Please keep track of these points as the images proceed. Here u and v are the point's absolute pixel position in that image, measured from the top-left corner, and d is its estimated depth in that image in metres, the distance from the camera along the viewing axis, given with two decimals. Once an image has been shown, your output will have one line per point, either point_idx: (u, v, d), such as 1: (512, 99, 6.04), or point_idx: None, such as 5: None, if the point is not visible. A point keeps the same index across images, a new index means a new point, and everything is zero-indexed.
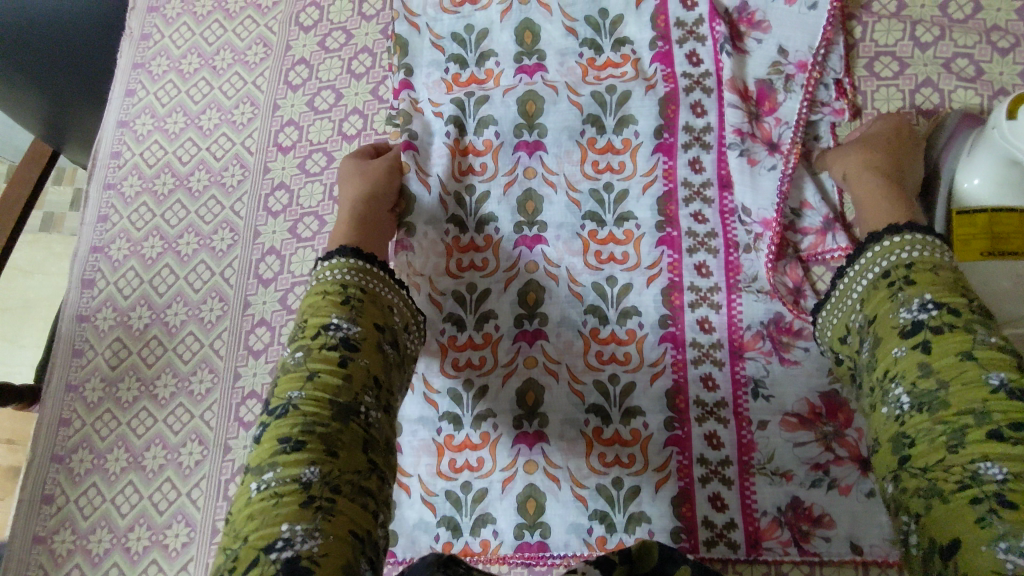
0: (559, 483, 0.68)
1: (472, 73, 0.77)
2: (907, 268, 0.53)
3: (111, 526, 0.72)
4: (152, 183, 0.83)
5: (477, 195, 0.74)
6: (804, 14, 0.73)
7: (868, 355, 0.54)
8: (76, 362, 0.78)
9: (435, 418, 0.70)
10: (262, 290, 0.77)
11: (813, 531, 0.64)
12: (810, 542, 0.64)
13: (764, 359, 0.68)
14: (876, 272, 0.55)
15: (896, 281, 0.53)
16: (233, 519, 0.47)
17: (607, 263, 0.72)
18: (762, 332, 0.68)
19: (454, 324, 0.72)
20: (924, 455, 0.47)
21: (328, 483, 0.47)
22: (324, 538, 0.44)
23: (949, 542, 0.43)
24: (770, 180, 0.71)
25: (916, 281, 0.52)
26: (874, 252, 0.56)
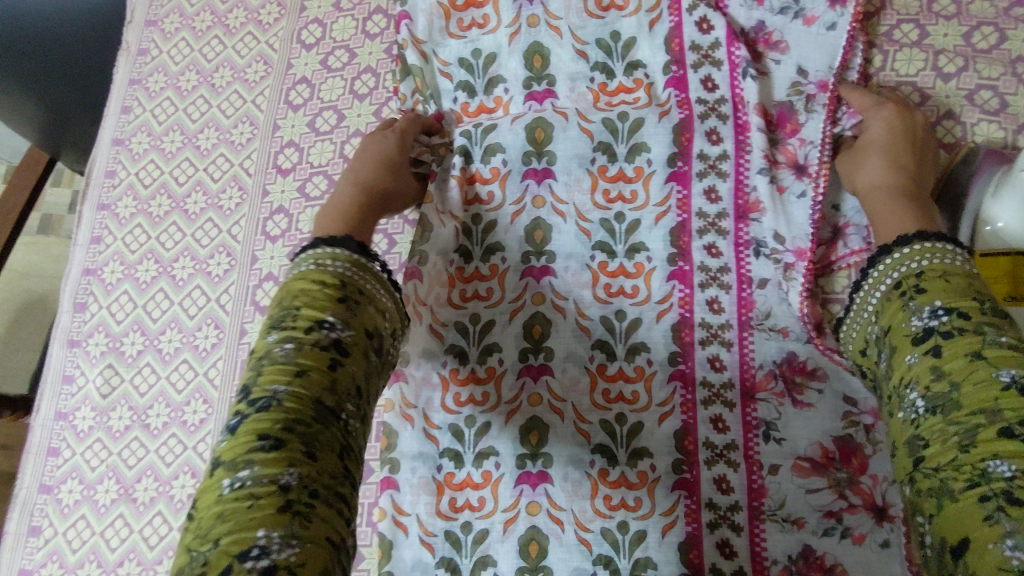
0: (562, 526, 0.62)
1: (481, 102, 0.74)
2: (918, 277, 0.50)
3: (99, 560, 0.70)
4: (147, 204, 0.81)
5: (485, 223, 0.71)
6: (822, 35, 0.70)
7: (885, 366, 0.50)
8: (66, 389, 0.76)
9: (435, 454, 0.65)
10: (258, 318, 0.74)
11: None
12: None
13: (777, 401, 0.63)
14: (888, 283, 0.52)
15: (907, 290, 0.50)
16: (196, 516, 0.42)
17: (616, 296, 0.67)
18: (775, 372, 0.64)
19: (455, 357, 0.67)
20: (938, 456, 0.43)
21: (306, 487, 0.42)
22: (302, 547, 0.40)
23: (959, 541, 0.40)
24: (801, 209, 0.67)
25: (927, 288, 0.49)
26: (884, 264, 0.52)
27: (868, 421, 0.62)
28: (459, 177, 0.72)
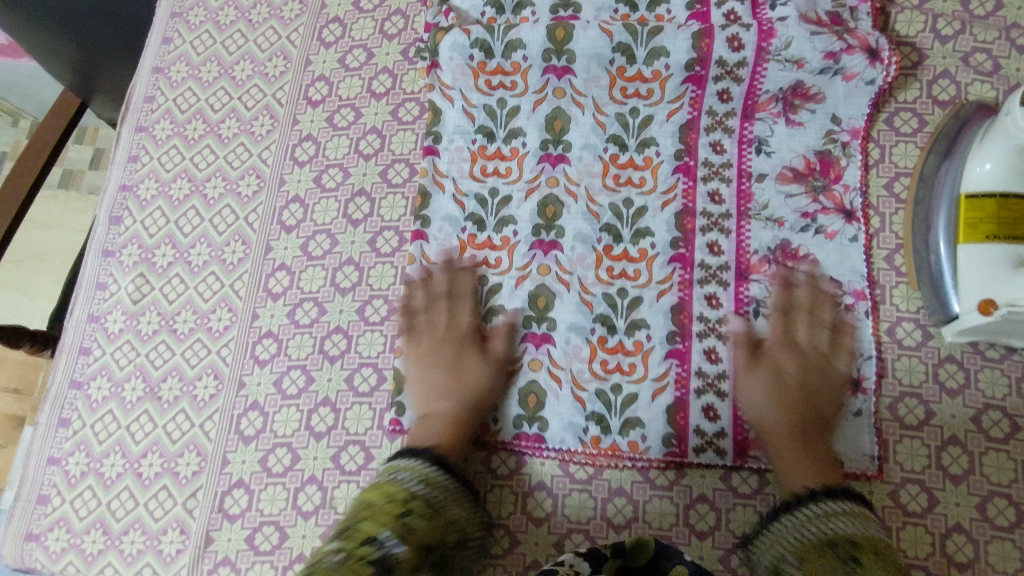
0: (560, 383, 0.71)
1: (508, 17, 0.79)
2: (848, 540, 0.55)
3: (124, 451, 0.75)
4: (183, 128, 0.86)
5: (508, 109, 0.78)
6: None
7: None
8: (99, 294, 0.81)
9: (450, 305, 0.74)
10: (284, 237, 0.80)
11: None
12: None
13: (769, 282, 0.72)
14: (809, 535, 0.58)
15: (841, 552, 0.55)
16: None
17: (624, 186, 0.76)
18: (768, 257, 0.72)
19: (474, 223, 0.76)
20: None
21: None
22: None
23: None
24: (815, 123, 0.75)
25: (861, 559, 0.53)
26: (809, 514, 0.59)
27: (850, 300, 0.71)
28: (476, 67, 0.78)
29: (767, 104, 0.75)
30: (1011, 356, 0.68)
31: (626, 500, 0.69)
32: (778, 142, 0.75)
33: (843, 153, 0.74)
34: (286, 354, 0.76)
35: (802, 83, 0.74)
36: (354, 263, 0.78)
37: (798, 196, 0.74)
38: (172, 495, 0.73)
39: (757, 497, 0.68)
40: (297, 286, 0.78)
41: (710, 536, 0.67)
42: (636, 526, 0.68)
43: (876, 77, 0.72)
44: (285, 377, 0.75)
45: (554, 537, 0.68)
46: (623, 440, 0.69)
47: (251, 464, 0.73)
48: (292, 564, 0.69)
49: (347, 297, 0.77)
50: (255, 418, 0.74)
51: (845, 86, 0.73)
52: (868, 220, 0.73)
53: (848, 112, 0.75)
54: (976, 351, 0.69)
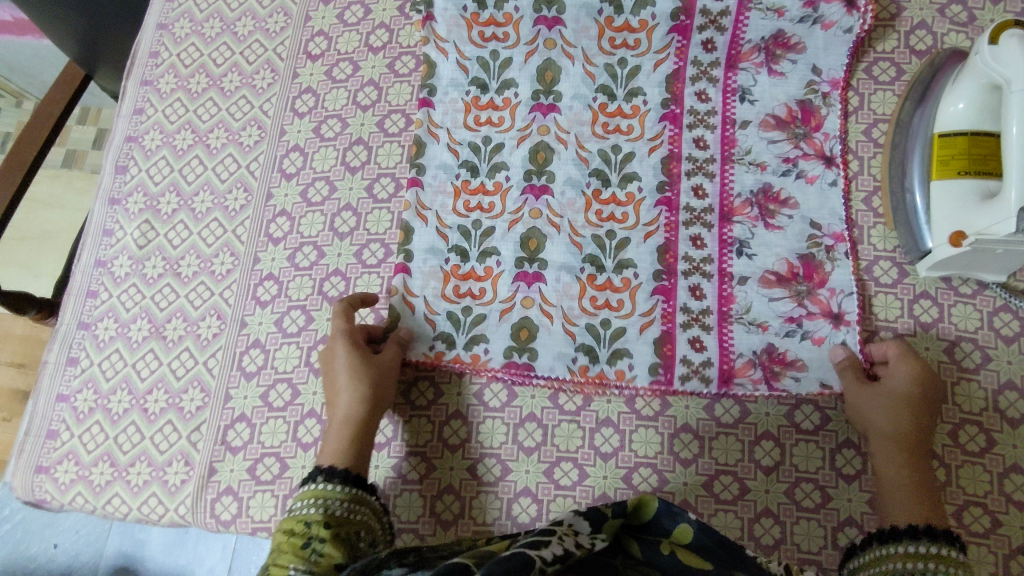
0: (551, 319, 0.74)
1: None
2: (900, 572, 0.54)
3: (131, 388, 0.78)
4: (187, 82, 0.88)
5: (501, 61, 0.81)
6: None
7: None
8: (106, 240, 0.84)
9: (444, 249, 0.77)
10: (284, 184, 0.82)
11: (784, 372, 0.70)
12: (780, 381, 0.70)
13: (752, 224, 0.74)
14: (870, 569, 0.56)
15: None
16: None
17: (613, 133, 0.78)
18: (751, 200, 0.75)
19: (468, 170, 0.79)
20: None
21: None
22: None
23: None
24: (796, 74, 0.77)
25: None
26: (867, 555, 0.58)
27: (830, 243, 0.73)
28: (469, 19, 0.81)
29: (750, 54, 0.78)
30: (982, 292, 0.71)
31: (613, 430, 0.71)
32: (760, 91, 0.78)
33: (824, 103, 0.77)
34: (287, 295, 0.79)
35: (783, 32, 0.77)
36: (352, 208, 0.81)
37: (780, 142, 0.76)
38: (177, 429, 0.76)
39: (739, 426, 0.70)
40: (296, 231, 0.80)
41: (693, 463, 0.70)
42: (623, 454, 0.71)
43: (853, 25, 0.75)
44: (285, 317, 0.78)
45: (544, 465, 0.71)
46: (611, 369, 0.72)
47: (253, 399, 0.76)
48: (292, 492, 0.72)
49: (346, 241, 0.80)
50: (256, 355, 0.77)
51: (824, 34, 0.76)
52: (847, 163, 0.76)
53: (828, 64, 0.77)
54: (949, 287, 0.72)
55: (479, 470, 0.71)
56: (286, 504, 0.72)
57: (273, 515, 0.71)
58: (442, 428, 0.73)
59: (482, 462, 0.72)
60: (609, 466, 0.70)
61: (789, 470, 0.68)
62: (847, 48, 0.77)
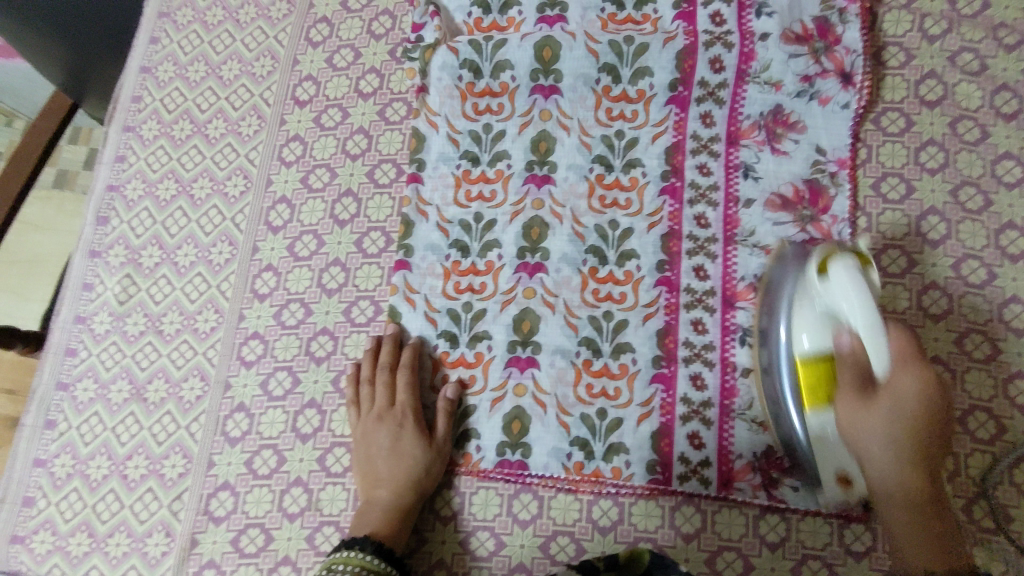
0: (545, 409, 0.71)
1: (494, 20, 0.81)
2: None
3: (110, 453, 0.75)
4: (170, 128, 0.85)
5: (493, 133, 0.78)
6: None
7: None
8: (86, 295, 0.81)
9: (433, 335, 0.74)
10: (270, 237, 0.79)
11: (783, 478, 0.67)
12: (779, 489, 0.67)
13: (755, 311, 0.71)
14: None
15: None
16: None
17: (610, 207, 0.75)
18: (754, 285, 0.72)
19: (458, 250, 0.76)
20: None
21: None
22: None
23: None
24: (800, 153, 0.74)
25: None
26: None
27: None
28: (464, 89, 0.79)
29: (750, 132, 0.75)
30: (997, 357, 0.68)
31: (612, 502, 0.68)
32: (764, 168, 0.74)
33: (832, 183, 0.73)
34: (272, 355, 0.75)
35: (782, 108, 0.75)
36: (340, 264, 0.77)
37: (786, 225, 0.73)
38: (158, 497, 0.72)
39: (743, 500, 0.67)
40: (283, 287, 0.77)
41: (695, 539, 0.67)
42: (623, 528, 0.68)
43: (850, 100, 0.74)
44: (271, 379, 0.75)
45: (539, 540, 0.68)
46: (607, 467, 0.69)
47: (237, 466, 0.72)
48: (277, 566, 0.69)
49: (333, 298, 0.76)
50: (241, 420, 0.74)
51: (822, 108, 0.74)
52: (855, 220, 0.73)
53: (833, 142, 0.74)
54: (963, 352, 0.68)
55: (472, 544, 0.68)
56: None
57: None
58: (435, 497, 0.70)
59: (474, 535, 0.69)
60: (607, 541, 0.67)
61: (796, 547, 0.65)
62: (848, 125, 0.74)
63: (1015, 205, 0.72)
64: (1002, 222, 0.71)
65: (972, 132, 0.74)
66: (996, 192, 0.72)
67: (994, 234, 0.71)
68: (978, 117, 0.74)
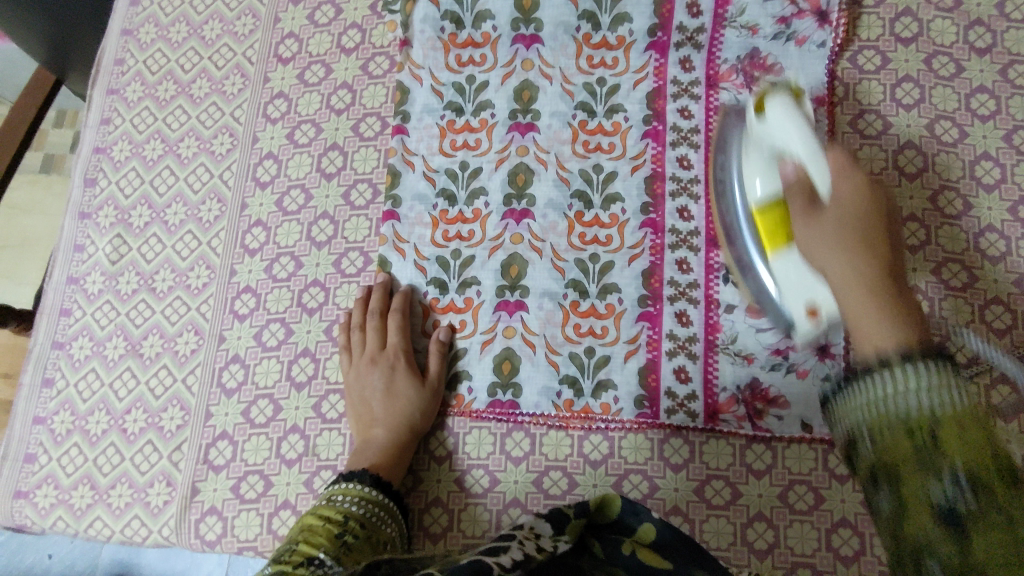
0: (534, 349, 0.72)
1: None
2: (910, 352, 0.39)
3: (109, 408, 0.76)
4: (155, 89, 0.86)
5: (477, 83, 0.79)
6: None
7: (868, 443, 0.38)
8: (77, 256, 0.81)
9: (423, 282, 0.75)
10: (259, 194, 0.80)
11: (768, 409, 0.69)
12: (764, 419, 0.68)
13: None
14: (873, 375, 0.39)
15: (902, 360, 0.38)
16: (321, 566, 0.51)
17: (593, 152, 0.76)
18: None
19: (446, 199, 0.77)
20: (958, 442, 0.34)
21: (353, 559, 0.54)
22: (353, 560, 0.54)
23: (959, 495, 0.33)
24: None
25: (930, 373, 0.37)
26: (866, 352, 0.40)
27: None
28: (447, 40, 0.80)
29: (729, 75, 0.76)
30: (973, 285, 0.70)
31: (602, 437, 0.70)
32: None
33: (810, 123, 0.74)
34: (265, 307, 0.76)
35: (759, 51, 0.76)
36: (329, 217, 0.78)
37: None
38: (157, 449, 0.74)
39: (730, 432, 0.69)
40: (273, 241, 0.78)
41: (684, 469, 0.68)
42: (613, 461, 0.69)
43: (826, 40, 0.75)
44: (264, 330, 0.76)
45: (533, 476, 0.70)
46: (596, 403, 0.70)
47: (234, 416, 0.74)
48: (277, 510, 0.70)
49: (323, 250, 0.77)
50: (236, 371, 0.75)
51: (799, 50, 0.75)
52: None
53: (810, 83, 0.75)
54: (939, 281, 0.70)
55: (467, 481, 0.70)
56: (272, 523, 0.70)
57: (259, 534, 0.70)
58: (429, 439, 0.72)
59: (469, 473, 0.70)
60: (598, 474, 0.69)
61: (782, 474, 0.67)
62: (824, 64, 0.75)
63: (989, 137, 0.73)
64: (976, 154, 0.73)
65: (947, 67, 0.75)
66: (970, 125, 0.74)
67: (969, 165, 0.73)
68: (952, 52, 0.76)
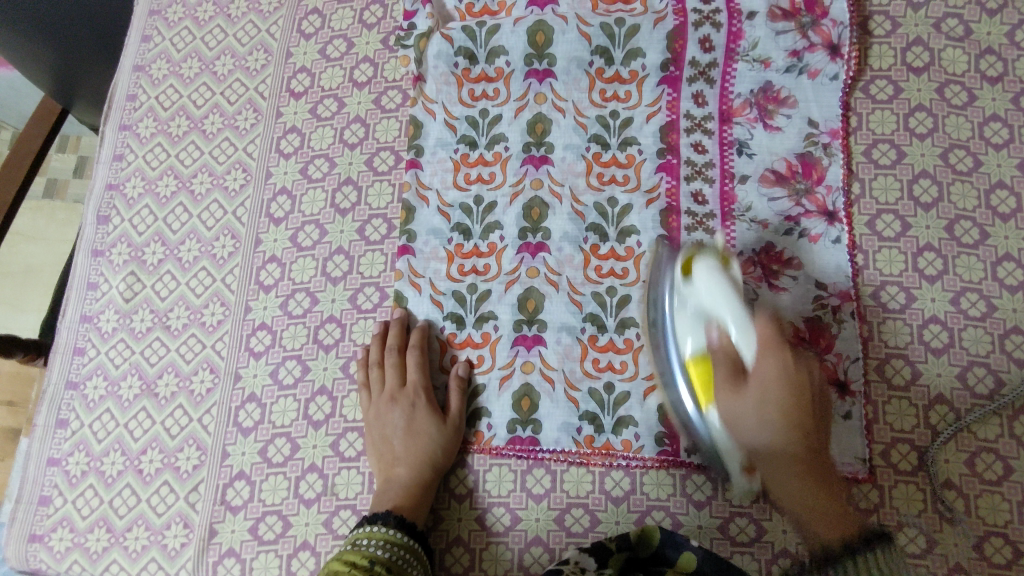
0: (553, 384, 0.72)
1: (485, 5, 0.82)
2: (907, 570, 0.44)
3: (124, 449, 0.75)
4: (167, 125, 0.86)
5: (490, 117, 0.79)
6: None
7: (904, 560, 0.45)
8: (91, 294, 0.81)
9: (440, 317, 0.75)
10: (273, 229, 0.80)
11: None
12: None
13: (754, 284, 0.72)
14: None
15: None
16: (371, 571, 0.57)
17: (608, 185, 0.76)
18: (753, 259, 0.73)
19: (461, 233, 0.77)
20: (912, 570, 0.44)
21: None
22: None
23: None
24: (793, 127, 0.75)
25: None
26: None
27: (835, 303, 0.70)
28: (460, 75, 0.80)
29: (742, 109, 0.76)
30: (992, 314, 0.69)
31: (624, 473, 0.69)
32: (757, 145, 0.75)
33: (825, 154, 0.74)
34: (281, 345, 0.76)
35: (772, 84, 0.76)
36: (344, 252, 0.78)
37: (781, 200, 0.74)
38: (174, 490, 0.73)
39: None
40: (288, 277, 0.78)
41: (707, 505, 0.68)
42: (635, 498, 0.69)
43: (838, 72, 0.75)
44: (281, 368, 0.75)
45: (555, 513, 0.69)
46: (617, 439, 0.70)
47: (252, 455, 0.73)
48: (296, 551, 0.70)
49: (339, 286, 0.77)
50: (252, 410, 0.74)
51: (811, 82, 0.76)
52: (849, 187, 0.74)
53: (824, 114, 0.75)
54: (959, 311, 0.70)
55: (488, 520, 0.70)
56: (290, 564, 0.69)
57: None
58: (449, 477, 0.71)
59: (490, 511, 0.70)
60: (621, 511, 0.69)
61: None
62: (837, 96, 0.75)
63: (1003, 165, 0.73)
64: (991, 182, 0.73)
65: (959, 96, 0.75)
66: (984, 153, 0.74)
67: (984, 194, 0.73)
68: (964, 81, 0.76)
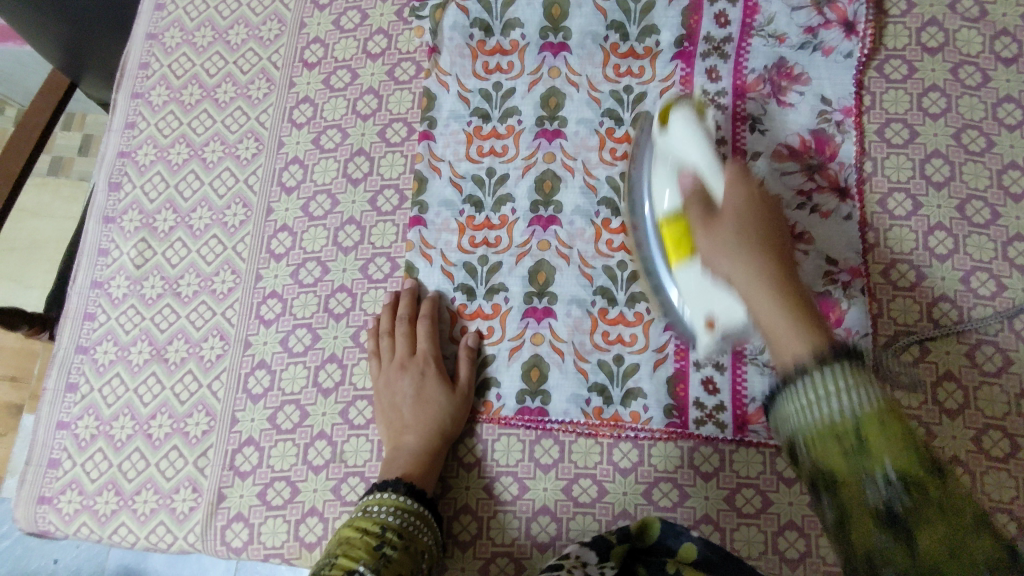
0: (563, 356, 0.72)
1: None
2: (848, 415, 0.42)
3: (134, 414, 0.75)
4: (180, 94, 0.85)
5: (503, 90, 0.79)
6: None
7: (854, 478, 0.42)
8: (101, 261, 0.81)
9: (450, 288, 0.75)
10: (284, 199, 0.80)
11: None
12: None
13: None
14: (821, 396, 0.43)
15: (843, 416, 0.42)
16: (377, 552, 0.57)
17: (621, 159, 0.76)
18: None
19: (473, 205, 0.77)
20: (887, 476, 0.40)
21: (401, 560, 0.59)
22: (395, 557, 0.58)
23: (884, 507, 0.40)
24: (806, 104, 0.75)
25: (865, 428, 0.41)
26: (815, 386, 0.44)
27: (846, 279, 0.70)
28: (475, 48, 0.80)
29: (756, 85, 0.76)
30: (1002, 294, 0.70)
31: (632, 445, 0.70)
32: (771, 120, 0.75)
33: (838, 130, 0.74)
34: (291, 313, 0.76)
35: (786, 60, 0.76)
36: (355, 222, 0.78)
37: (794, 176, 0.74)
38: (183, 454, 0.74)
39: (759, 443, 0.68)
40: (299, 247, 0.78)
41: (715, 477, 0.68)
42: (643, 469, 0.69)
43: (852, 50, 0.75)
44: (291, 336, 0.76)
45: (562, 483, 0.69)
46: (626, 410, 0.70)
47: (261, 422, 0.73)
48: (304, 517, 0.70)
49: (350, 256, 0.77)
50: (262, 376, 0.75)
51: (825, 59, 0.76)
52: (862, 165, 0.74)
53: (837, 92, 0.75)
54: (969, 290, 0.70)
55: (496, 489, 0.70)
56: (298, 529, 0.70)
57: (286, 541, 0.70)
58: (457, 446, 0.72)
59: (498, 481, 0.70)
60: (628, 482, 0.69)
61: None
62: (851, 74, 0.75)
63: (1016, 146, 0.73)
64: (1004, 163, 0.73)
65: (973, 77, 0.75)
66: (997, 134, 0.74)
67: (996, 174, 0.73)
68: (979, 62, 0.76)
